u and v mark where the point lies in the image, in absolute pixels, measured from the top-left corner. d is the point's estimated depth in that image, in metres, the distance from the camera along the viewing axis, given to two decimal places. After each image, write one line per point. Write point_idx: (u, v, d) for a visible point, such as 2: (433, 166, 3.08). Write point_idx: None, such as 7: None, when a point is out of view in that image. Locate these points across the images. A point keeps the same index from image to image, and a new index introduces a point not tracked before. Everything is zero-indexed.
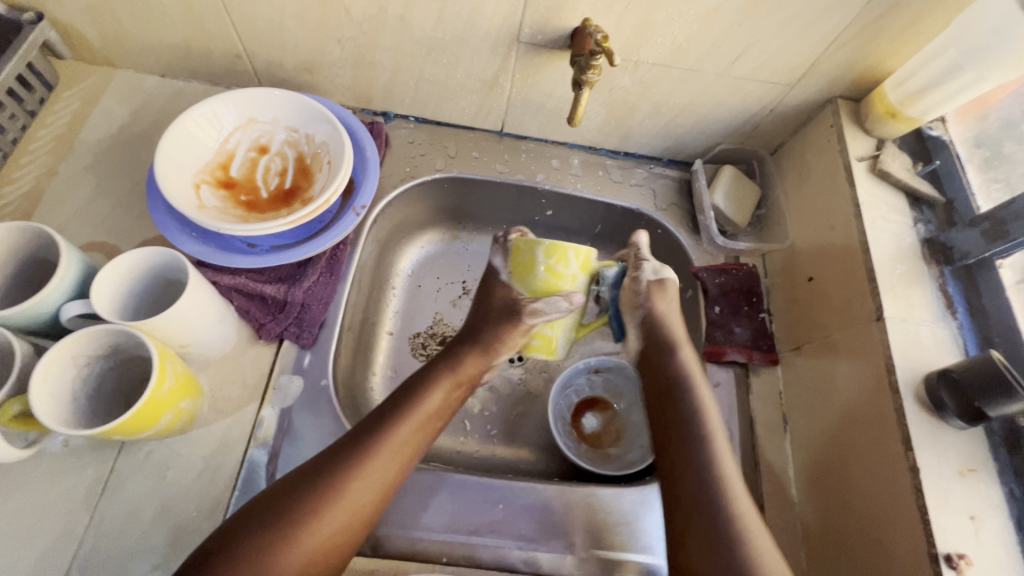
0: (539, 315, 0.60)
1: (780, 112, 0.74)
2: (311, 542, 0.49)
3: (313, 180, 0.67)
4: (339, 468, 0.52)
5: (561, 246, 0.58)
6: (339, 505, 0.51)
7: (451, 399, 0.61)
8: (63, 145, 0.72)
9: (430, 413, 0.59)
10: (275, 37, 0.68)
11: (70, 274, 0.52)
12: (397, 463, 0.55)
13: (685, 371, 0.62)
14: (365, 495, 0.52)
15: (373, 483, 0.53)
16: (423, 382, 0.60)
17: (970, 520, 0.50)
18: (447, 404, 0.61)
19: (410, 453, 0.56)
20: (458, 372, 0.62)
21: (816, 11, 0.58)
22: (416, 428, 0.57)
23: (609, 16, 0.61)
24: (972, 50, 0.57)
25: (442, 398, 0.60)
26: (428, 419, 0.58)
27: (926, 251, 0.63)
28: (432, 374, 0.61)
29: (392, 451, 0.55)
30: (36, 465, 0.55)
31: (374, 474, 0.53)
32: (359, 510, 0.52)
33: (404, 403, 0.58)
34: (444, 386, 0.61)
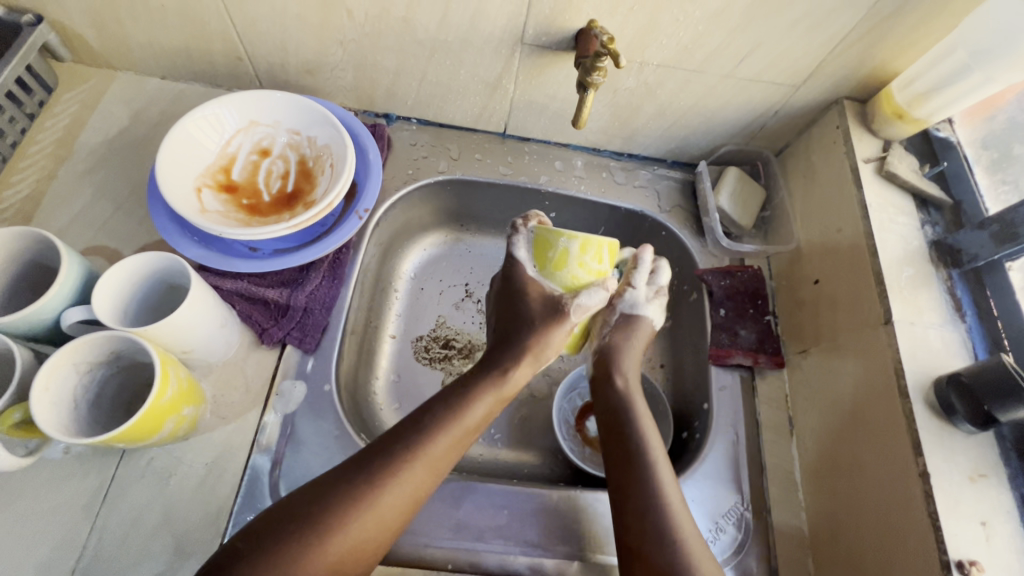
0: (585, 310, 0.62)
1: (785, 114, 0.74)
2: (341, 546, 0.48)
3: (316, 183, 0.66)
4: (378, 475, 0.51)
5: (593, 242, 0.59)
6: (374, 511, 0.50)
7: (493, 410, 0.60)
8: (62, 148, 0.71)
9: (471, 422, 0.58)
10: (276, 39, 0.67)
11: (70, 279, 0.52)
12: (433, 475, 0.54)
13: (629, 399, 0.62)
14: (398, 504, 0.52)
15: (408, 492, 0.52)
16: (469, 388, 0.59)
17: (981, 526, 0.49)
18: (489, 414, 0.60)
19: (445, 465, 0.55)
20: (505, 381, 0.61)
21: (823, 11, 0.57)
22: (456, 437, 0.56)
23: (615, 17, 0.60)
24: (981, 50, 0.57)
25: (485, 406, 0.59)
26: (468, 429, 0.57)
27: (934, 254, 0.62)
28: (477, 382, 0.60)
29: (431, 464, 0.54)
30: (37, 472, 0.54)
31: (411, 483, 0.52)
32: (392, 518, 0.51)
33: (448, 410, 0.57)
34: (490, 394, 0.60)
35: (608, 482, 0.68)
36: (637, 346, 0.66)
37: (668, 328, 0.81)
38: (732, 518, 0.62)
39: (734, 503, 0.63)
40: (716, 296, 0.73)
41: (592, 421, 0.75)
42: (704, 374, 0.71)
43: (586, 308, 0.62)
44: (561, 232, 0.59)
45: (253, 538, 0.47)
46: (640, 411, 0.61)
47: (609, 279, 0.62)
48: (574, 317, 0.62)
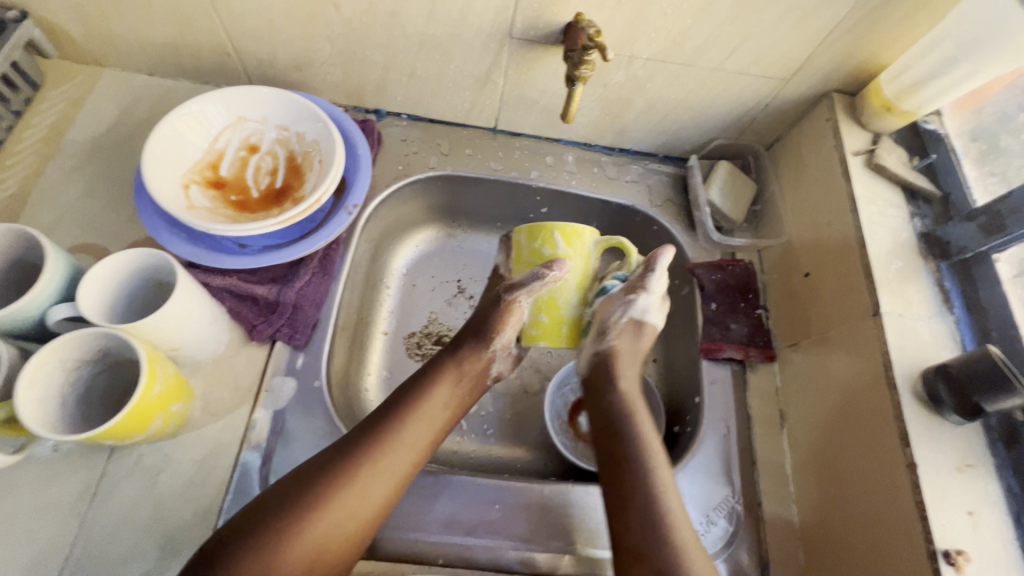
0: (521, 289, 0.60)
1: (775, 107, 0.74)
2: (315, 535, 0.48)
3: (304, 179, 0.66)
4: (347, 462, 0.52)
5: (546, 228, 0.58)
6: (347, 498, 0.50)
7: (459, 392, 0.61)
8: (49, 145, 0.71)
9: (436, 405, 0.58)
10: (264, 34, 0.67)
11: (56, 277, 0.51)
12: (404, 461, 0.54)
13: (629, 408, 0.59)
14: (371, 492, 0.52)
15: (380, 475, 0.53)
16: (429, 375, 0.60)
17: (968, 516, 0.49)
18: (455, 398, 0.60)
19: (416, 447, 0.56)
20: (465, 364, 0.62)
21: (811, 4, 0.57)
22: (424, 420, 0.57)
23: (602, 11, 0.60)
24: (968, 42, 0.57)
25: (449, 390, 0.60)
26: (433, 411, 0.58)
27: (923, 246, 0.62)
28: (437, 367, 0.61)
29: (398, 448, 0.54)
30: (25, 471, 0.54)
31: (380, 467, 0.53)
32: (368, 505, 0.51)
33: (410, 395, 0.58)
34: (452, 378, 0.60)
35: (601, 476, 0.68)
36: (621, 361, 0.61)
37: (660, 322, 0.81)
38: (723, 511, 0.62)
39: (725, 496, 0.63)
40: (708, 290, 0.73)
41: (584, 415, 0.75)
42: (695, 368, 0.71)
43: (523, 288, 0.60)
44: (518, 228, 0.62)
45: (242, 534, 0.47)
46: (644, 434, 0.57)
47: (564, 262, 0.58)
48: (508, 297, 0.61)
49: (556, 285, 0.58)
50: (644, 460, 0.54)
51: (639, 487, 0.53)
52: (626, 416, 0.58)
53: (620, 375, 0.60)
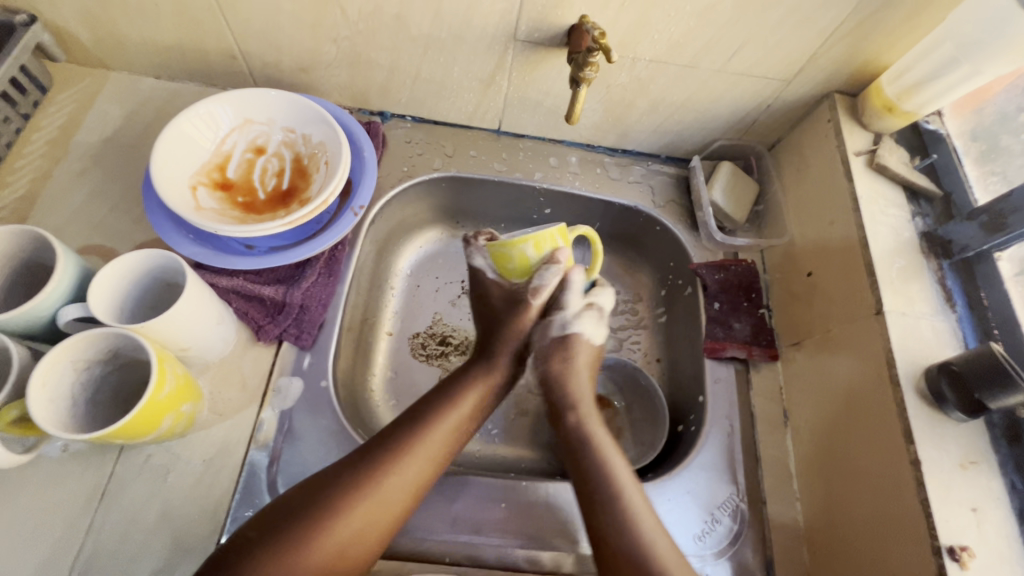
0: (541, 291, 0.64)
1: (777, 108, 0.74)
2: (344, 530, 0.49)
3: (311, 181, 0.66)
4: (378, 461, 0.53)
5: (539, 236, 0.61)
6: (373, 498, 0.51)
7: (486, 401, 0.62)
8: (57, 147, 0.71)
9: (465, 413, 0.59)
10: (270, 36, 0.67)
11: (66, 277, 0.52)
12: (433, 464, 0.55)
13: (587, 433, 0.61)
14: (401, 491, 0.53)
15: (409, 479, 0.53)
16: (460, 381, 0.62)
17: (972, 512, 0.50)
18: (482, 407, 0.61)
19: (444, 455, 0.56)
20: (493, 373, 0.63)
21: (813, 5, 0.58)
22: (453, 425, 0.58)
23: (606, 13, 0.61)
24: (968, 43, 0.57)
25: (477, 396, 0.61)
26: (462, 417, 0.59)
27: (925, 245, 0.63)
28: (468, 376, 0.62)
29: (430, 450, 0.55)
30: (35, 470, 0.55)
31: (410, 471, 0.53)
32: (396, 506, 0.52)
33: (441, 400, 0.59)
34: (481, 385, 0.61)
35: None
36: (582, 354, 0.65)
37: (664, 322, 0.82)
38: (727, 509, 0.62)
39: (729, 495, 0.63)
40: (711, 290, 0.74)
41: None
42: (699, 367, 0.72)
43: (543, 288, 0.64)
44: (512, 242, 0.61)
45: (264, 531, 0.48)
46: (592, 419, 0.62)
47: (564, 251, 0.63)
48: (532, 300, 0.65)
49: (564, 267, 0.64)
50: (605, 469, 0.57)
51: (594, 477, 0.57)
52: (588, 444, 0.60)
53: (571, 367, 0.64)
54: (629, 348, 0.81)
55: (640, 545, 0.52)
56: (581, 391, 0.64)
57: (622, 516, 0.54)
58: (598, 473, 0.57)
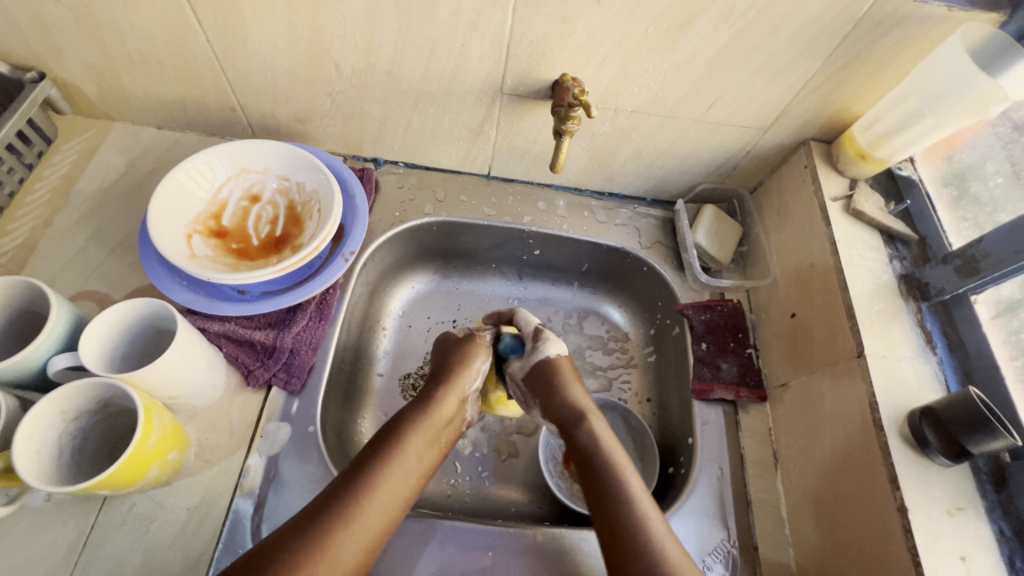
0: None
1: (757, 154, 0.77)
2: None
3: (303, 227, 0.68)
4: (322, 523, 0.50)
5: None
6: (326, 560, 0.48)
7: (433, 442, 0.60)
8: (59, 196, 0.74)
9: (409, 457, 0.57)
10: (267, 90, 0.70)
11: (59, 326, 0.53)
12: (381, 515, 0.53)
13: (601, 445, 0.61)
14: (354, 551, 0.50)
15: (360, 534, 0.51)
16: (402, 424, 0.59)
17: (962, 561, 0.49)
18: (428, 449, 0.59)
19: (392, 503, 0.54)
20: (434, 413, 0.61)
21: (783, 61, 0.61)
22: (398, 472, 0.56)
23: (587, 69, 0.64)
24: (931, 98, 0.60)
25: (419, 443, 0.59)
26: (405, 463, 0.57)
27: (903, 288, 0.64)
28: (408, 419, 0.60)
29: (375, 506, 0.53)
30: (16, 521, 0.54)
31: (360, 523, 0.51)
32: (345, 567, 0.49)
33: (384, 447, 0.57)
34: (420, 430, 0.59)
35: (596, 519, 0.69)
36: (565, 372, 0.67)
37: (654, 362, 0.82)
38: (719, 556, 0.62)
39: (720, 540, 0.62)
40: (697, 331, 0.75)
41: None
42: (687, 409, 0.72)
43: None
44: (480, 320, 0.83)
45: None
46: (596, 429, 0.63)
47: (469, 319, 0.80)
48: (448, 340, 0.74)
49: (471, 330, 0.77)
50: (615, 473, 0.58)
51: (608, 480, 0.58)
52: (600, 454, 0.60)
53: (563, 388, 0.66)
54: (619, 387, 0.82)
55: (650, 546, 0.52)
56: (586, 404, 0.65)
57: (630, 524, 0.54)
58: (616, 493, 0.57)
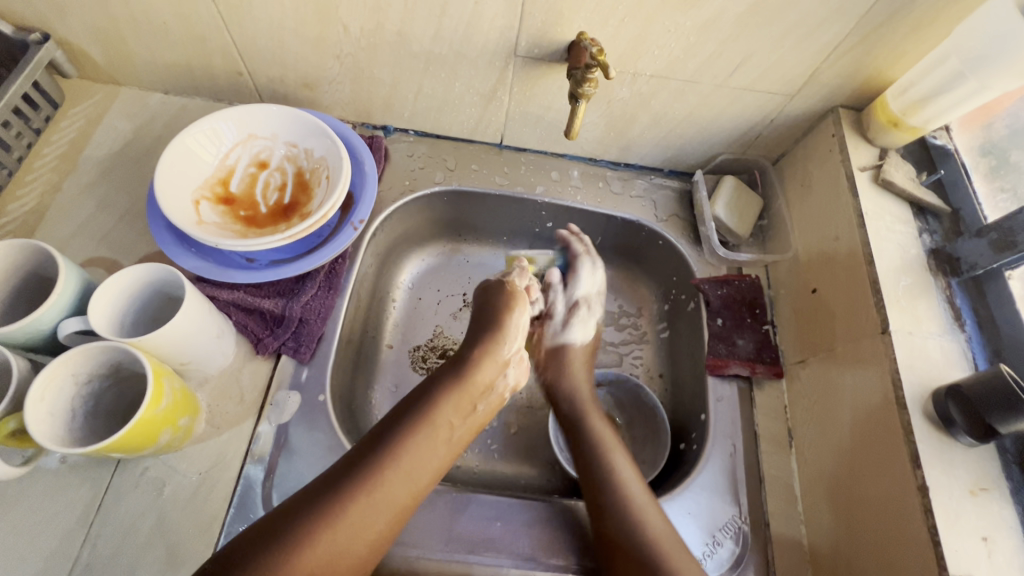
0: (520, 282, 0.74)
1: (781, 122, 0.73)
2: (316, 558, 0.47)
3: (312, 195, 0.67)
4: (352, 485, 0.50)
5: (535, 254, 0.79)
6: (348, 523, 0.49)
7: (464, 411, 0.59)
8: (67, 161, 0.73)
9: (438, 426, 0.56)
10: (274, 54, 0.68)
11: (69, 290, 0.53)
12: (407, 486, 0.53)
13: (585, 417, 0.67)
14: (377, 518, 0.50)
15: (385, 502, 0.51)
16: (432, 391, 0.58)
17: (983, 541, 0.48)
18: (459, 417, 0.58)
19: (419, 474, 0.54)
20: (468, 380, 0.60)
21: (814, 21, 0.58)
22: (425, 443, 0.55)
23: (605, 29, 0.61)
24: (974, 58, 0.56)
25: (456, 407, 0.58)
26: (441, 427, 0.56)
27: (934, 263, 0.61)
28: (439, 386, 0.59)
29: (406, 470, 0.53)
30: (33, 481, 0.55)
31: (385, 491, 0.51)
32: (378, 526, 0.50)
33: (412, 415, 0.56)
34: (456, 395, 0.58)
35: None
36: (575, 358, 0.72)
37: (667, 337, 0.81)
38: (729, 532, 0.61)
39: (731, 516, 0.62)
40: (713, 306, 0.73)
41: None
42: (701, 385, 0.71)
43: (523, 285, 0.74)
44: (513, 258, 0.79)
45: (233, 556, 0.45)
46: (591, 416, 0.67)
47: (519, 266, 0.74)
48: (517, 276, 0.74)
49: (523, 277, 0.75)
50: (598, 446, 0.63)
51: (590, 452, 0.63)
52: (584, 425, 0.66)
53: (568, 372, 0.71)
54: (630, 362, 0.81)
55: (631, 510, 0.56)
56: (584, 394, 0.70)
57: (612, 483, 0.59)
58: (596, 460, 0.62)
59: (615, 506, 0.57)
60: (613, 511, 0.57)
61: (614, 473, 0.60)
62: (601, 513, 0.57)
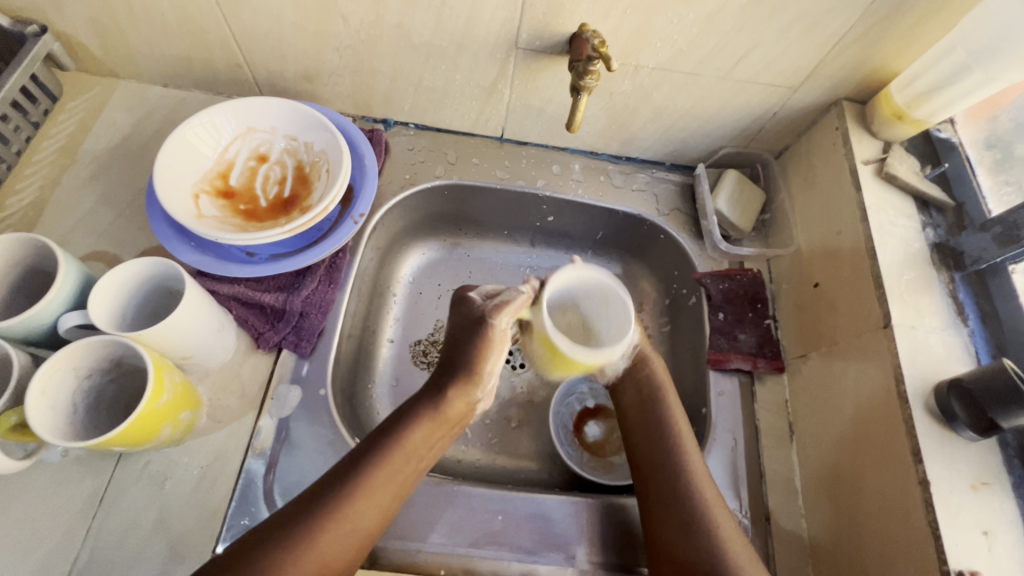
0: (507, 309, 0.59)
1: (784, 115, 0.73)
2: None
3: (312, 189, 0.67)
4: (312, 519, 0.49)
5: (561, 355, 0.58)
6: (314, 557, 0.48)
7: (433, 439, 0.57)
8: (66, 155, 0.72)
9: (407, 457, 0.54)
10: (273, 46, 0.68)
11: (68, 284, 0.52)
12: (375, 515, 0.52)
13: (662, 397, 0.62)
14: (344, 549, 0.50)
15: (352, 532, 0.50)
16: (406, 418, 0.56)
17: (983, 535, 0.48)
18: (429, 445, 0.56)
19: (388, 502, 0.53)
20: (443, 410, 0.57)
21: (818, 12, 0.57)
22: (395, 473, 0.53)
23: (607, 21, 0.60)
24: (980, 50, 0.56)
25: (422, 439, 0.56)
26: (407, 459, 0.54)
27: (937, 257, 0.61)
28: (411, 414, 0.56)
29: (372, 501, 0.52)
30: (35, 475, 0.55)
31: (353, 522, 0.50)
32: (346, 557, 0.50)
33: (382, 444, 0.54)
34: (425, 425, 0.56)
35: (605, 487, 0.69)
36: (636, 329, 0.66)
37: (668, 332, 0.81)
38: None
39: (732, 510, 0.62)
40: (715, 300, 0.73)
41: (589, 426, 0.75)
42: (702, 379, 0.71)
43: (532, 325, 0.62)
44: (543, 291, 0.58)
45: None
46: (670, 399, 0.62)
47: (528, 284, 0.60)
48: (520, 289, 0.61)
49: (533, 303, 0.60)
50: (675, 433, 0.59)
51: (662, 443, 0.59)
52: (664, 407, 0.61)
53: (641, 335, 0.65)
54: None
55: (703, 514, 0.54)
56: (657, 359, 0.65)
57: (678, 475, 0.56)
58: (666, 439, 0.59)
59: (696, 511, 0.54)
60: (688, 514, 0.54)
61: (689, 472, 0.57)
62: (664, 500, 0.56)
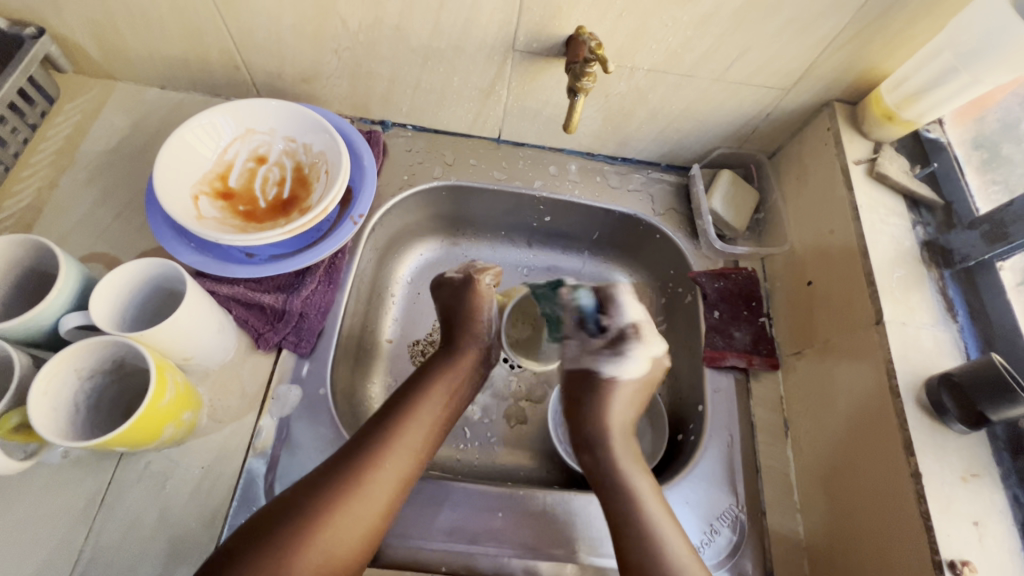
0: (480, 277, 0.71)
1: (777, 116, 0.74)
2: (325, 540, 0.49)
3: (311, 190, 0.67)
4: (358, 461, 0.53)
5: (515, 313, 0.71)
6: (358, 495, 0.52)
7: (454, 389, 0.62)
8: (64, 156, 0.72)
9: (432, 404, 0.60)
10: (272, 48, 0.68)
11: (69, 286, 0.53)
12: (410, 456, 0.56)
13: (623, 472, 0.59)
14: (385, 486, 0.53)
15: (390, 472, 0.54)
16: (427, 373, 0.63)
17: (974, 526, 0.49)
18: (450, 394, 0.62)
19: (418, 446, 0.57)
20: (457, 361, 0.64)
21: (810, 15, 0.58)
22: (423, 417, 0.58)
23: (603, 23, 0.61)
24: (967, 52, 0.57)
25: (446, 390, 0.61)
26: (432, 407, 0.60)
27: (926, 254, 0.62)
28: (430, 369, 0.63)
29: (405, 443, 0.56)
30: (36, 476, 0.55)
31: (390, 463, 0.54)
32: (386, 496, 0.53)
33: (409, 394, 0.60)
34: (447, 376, 0.62)
35: None
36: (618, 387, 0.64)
37: (664, 330, 0.82)
38: (726, 520, 0.62)
39: (729, 505, 0.63)
40: (710, 298, 0.74)
41: None
42: (699, 376, 0.72)
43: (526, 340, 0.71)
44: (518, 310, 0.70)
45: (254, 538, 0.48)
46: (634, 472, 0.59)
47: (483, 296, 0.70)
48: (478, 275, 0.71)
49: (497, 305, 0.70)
50: (643, 517, 0.55)
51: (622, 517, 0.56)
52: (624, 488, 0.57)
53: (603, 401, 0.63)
54: None
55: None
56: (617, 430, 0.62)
57: (635, 512, 0.55)
58: (635, 523, 0.55)
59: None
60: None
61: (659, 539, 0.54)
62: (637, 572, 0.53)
